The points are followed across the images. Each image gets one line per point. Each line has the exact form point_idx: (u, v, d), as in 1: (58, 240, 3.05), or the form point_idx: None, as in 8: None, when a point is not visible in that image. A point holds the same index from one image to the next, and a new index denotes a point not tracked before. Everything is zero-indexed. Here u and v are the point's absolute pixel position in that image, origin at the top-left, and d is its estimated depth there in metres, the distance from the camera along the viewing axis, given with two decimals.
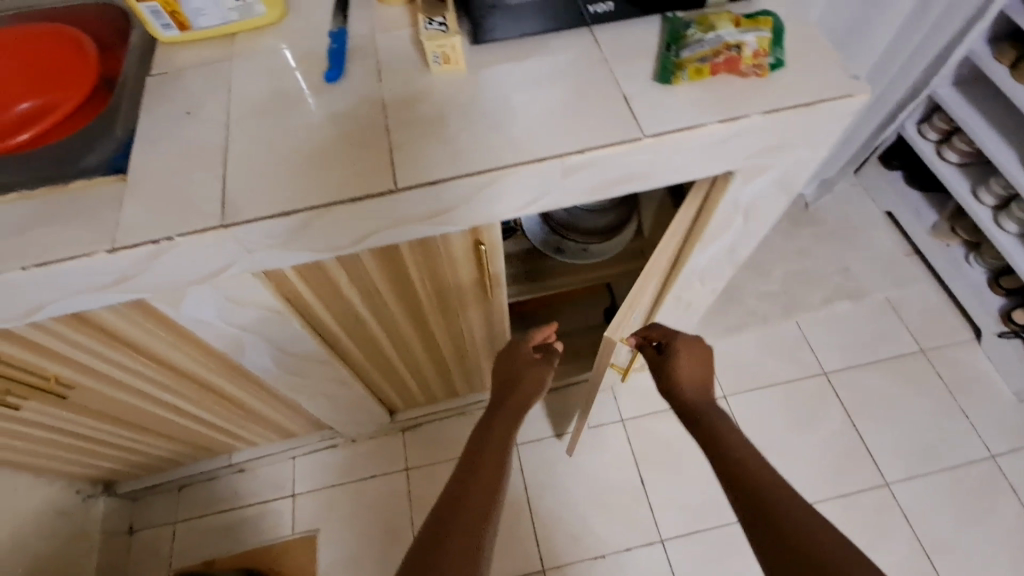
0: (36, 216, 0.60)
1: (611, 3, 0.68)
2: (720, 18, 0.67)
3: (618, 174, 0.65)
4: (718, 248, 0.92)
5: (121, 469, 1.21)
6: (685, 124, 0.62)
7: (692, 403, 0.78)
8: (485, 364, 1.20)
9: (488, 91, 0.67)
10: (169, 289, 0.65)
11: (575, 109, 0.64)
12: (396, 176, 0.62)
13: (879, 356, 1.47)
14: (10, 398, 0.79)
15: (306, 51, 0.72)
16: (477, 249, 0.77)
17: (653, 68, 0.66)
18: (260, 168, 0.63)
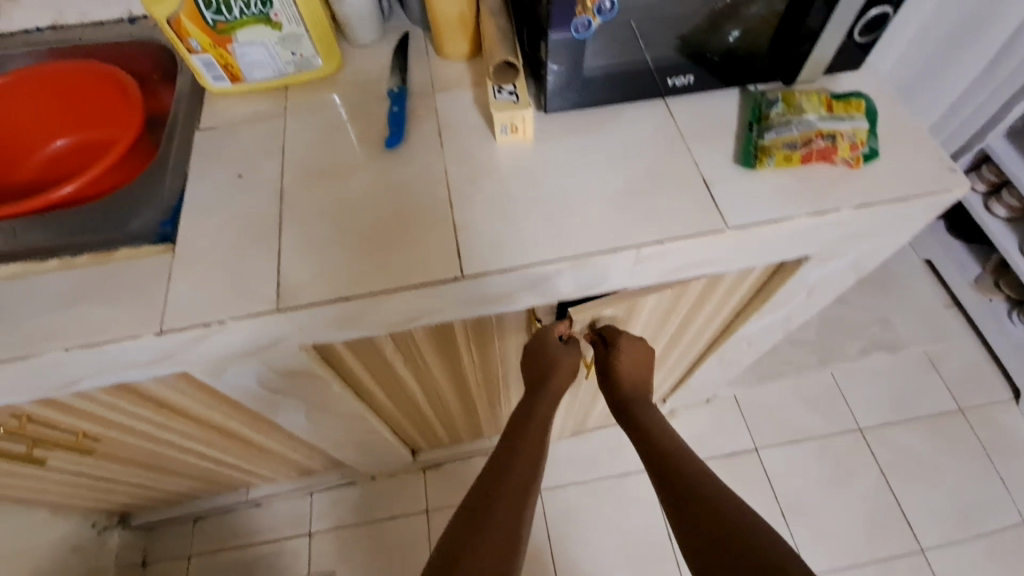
0: (79, 288, 0.57)
1: (691, 76, 0.64)
2: (809, 97, 0.63)
3: (694, 262, 0.62)
4: (775, 317, 0.87)
5: (137, 503, 1.18)
6: (772, 217, 0.59)
7: (628, 398, 0.68)
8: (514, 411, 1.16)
9: (558, 166, 0.63)
10: (213, 364, 0.62)
11: (652, 192, 0.60)
12: (462, 260, 0.58)
13: (916, 412, 1.42)
14: (36, 453, 0.76)
15: (363, 110, 0.69)
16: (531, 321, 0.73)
17: (734, 149, 0.63)
18: (316, 243, 0.59)
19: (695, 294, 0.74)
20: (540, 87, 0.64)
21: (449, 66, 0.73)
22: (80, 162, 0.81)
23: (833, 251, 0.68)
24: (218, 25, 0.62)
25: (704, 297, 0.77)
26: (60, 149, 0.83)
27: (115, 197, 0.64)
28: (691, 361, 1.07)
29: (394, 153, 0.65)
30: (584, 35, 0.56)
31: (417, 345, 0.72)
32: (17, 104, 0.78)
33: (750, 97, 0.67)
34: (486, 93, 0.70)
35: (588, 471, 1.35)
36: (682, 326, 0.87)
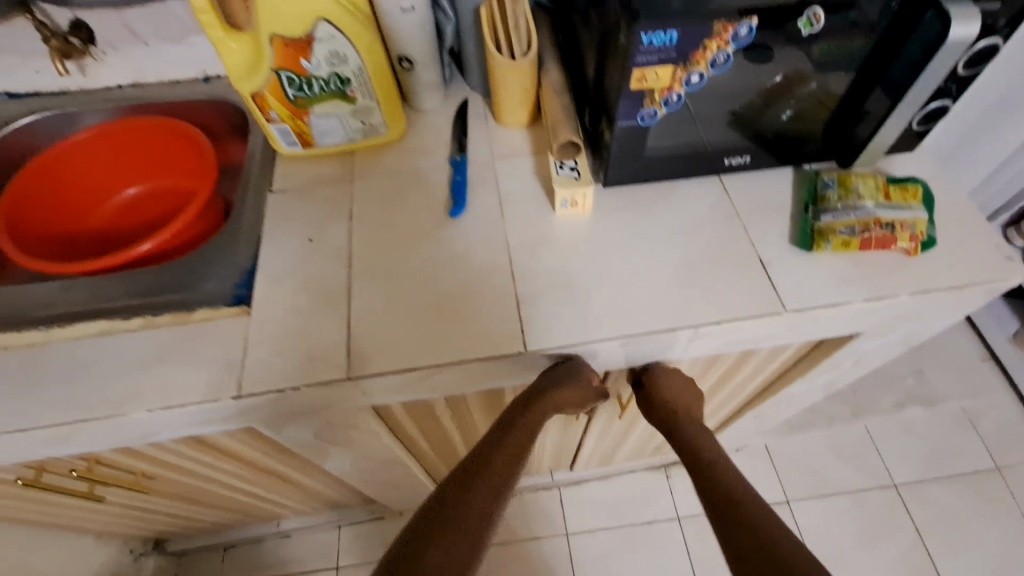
0: (161, 348, 0.60)
1: (748, 156, 0.66)
2: (865, 180, 0.64)
3: (749, 340, 0.63)
4: (819, 381, 0.87)
5: (174, 531, 1.21)
6: (829, 301, 0.60)
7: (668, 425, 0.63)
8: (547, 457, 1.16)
9: (616, 241, 0.65)
10: (279, 421, 0.64)
11: (710, 271, 0.62)
12: (525, 334, 0.60)
13: (952, 469, 1.39)
14: (97, 490, 0.79)
15: (426, 177, 0.72)
16: None
17: (790, 230, 0.64)
18: (384, 311, 0.61)
19: (737, 362, 0.75)
20: (600, 163, 0.67)
21: (508, 134, 0.76)
22: (153, 211, 0.86)
23: (885, 329, 0.68)
24: (298, 100, 0.65)
25: (744, 364, 0.77)
26: (133, 196, 0.87)
27: (192, 256, 0.68)
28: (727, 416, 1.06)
29: (457, 221, 0.68)
30: (649, 123, 0.58)
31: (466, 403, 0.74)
32: (99, 155, 0.82)
33: (804, 176, 0.68)
34: (545, 163, 0.73)
35: (616, 515, 1.34)
36: (718, 388, 0.86)
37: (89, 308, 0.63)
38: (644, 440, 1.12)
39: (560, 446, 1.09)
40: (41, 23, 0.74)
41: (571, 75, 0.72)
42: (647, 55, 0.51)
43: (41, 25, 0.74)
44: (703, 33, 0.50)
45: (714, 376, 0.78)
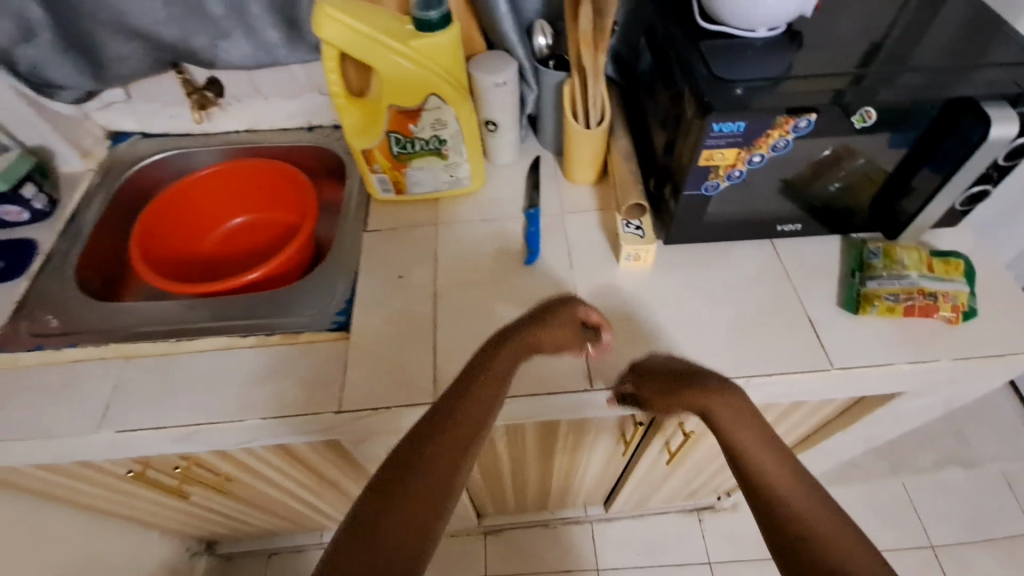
0: (272, 366, 0.69)
1: (799, 224, 0.73)
2: (909, 252, 0.70)
3: (797, 393, 0.68)
4: (860, 436, 0.90)
5: (227, 534, 1.28)
6: (875, 362, 0.65)
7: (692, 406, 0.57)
8: (585, 490, 1.20)
9: (676, 294, 0.72)
10: (364, 437, 0.72)
11: (761, 328, 0.68)
12: (591, 374, 0.66)
13: (994, 536, 1.36)
14: (186, 487, 0.87)
15: (503, 226, 0.81)
16: (633, 422, 0.81)
17: (837, 293, 0.70)
18: (466, 344, 0.69)
19: (780, 412, 0.80)
20: (662, 223, 0.75)
21: (576, 190, 0.85)
22: (255, 241, 0.97)
23: (926, 390, 0.72)
24: (401, 156, 0.76)
25: (788, 414, 0.81)
26: (239, 225, 0.99)
27: (297, 285, 0.77)
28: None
29: (531, 267, 0.76)
30: (711, 193, 0.66)
31: (525, 433, 0.81)
32: (217, 188, 0.94)
33: (851, 245, 0.75)
34: (609, 219, 0.81)
35: (646, 555, 1.36)
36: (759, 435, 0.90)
37: (210, 325, 0.73)
38: (679, 480, 1.15)
39: (599, 480, 1.13)
40: (186, 80, 0.88)
41: (637, 143, 0.82)
42: (717, 139, 0.60)
43: (185, 81, 0.88)
44: (767, 125, 0.59)
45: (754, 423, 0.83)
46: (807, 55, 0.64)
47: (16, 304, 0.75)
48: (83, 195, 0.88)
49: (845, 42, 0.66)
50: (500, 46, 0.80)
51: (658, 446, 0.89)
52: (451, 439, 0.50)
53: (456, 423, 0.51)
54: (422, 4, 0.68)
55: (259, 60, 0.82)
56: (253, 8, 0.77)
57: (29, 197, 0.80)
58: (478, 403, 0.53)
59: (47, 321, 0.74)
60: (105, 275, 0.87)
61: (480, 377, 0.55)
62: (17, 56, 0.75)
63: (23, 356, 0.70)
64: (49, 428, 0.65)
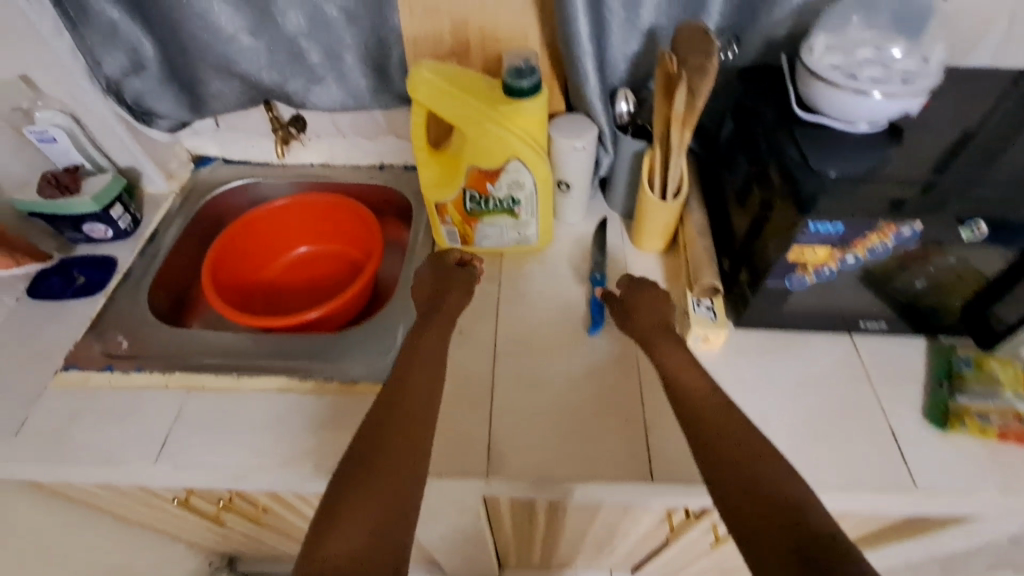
0: (327, 414, 0.68)
1: (884, 322, 0.70)
2: (1004, 365, 0.66)
3: (871, 507, 0.63)
4: (927, 548, 0.83)
5: (250, 554, 1.28)
6: (961, 487, 0.60)
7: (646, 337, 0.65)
8: (615, 557, 1.15)
9: (746, 383, 0.69)
10: None
11: (836, 432, 0.65)
12: (651, 462, 0.64)
13: None
14: (223, 515, 0.88)
15: (567, 289, 0.80)
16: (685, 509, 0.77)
17: (922, 402, 0.66)
18: (522, 414, 0.68)
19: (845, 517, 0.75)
20: (734, 306, 0.72)
21: (644, 257, 0.83)
22: (317, 272, 0.99)
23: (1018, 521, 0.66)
24: (472, 211, 0.77)
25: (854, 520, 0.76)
26: (302, 254, 1.00)
27: (357, 330, 0.78)
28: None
29: (594, 336, 0.74)
30: (795, 287, 0.64)
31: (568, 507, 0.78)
32: (287, 218, 0.96)
33: (938, 348, 0.70)
34: (677, 293, 0.79)
35: None
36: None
37: (270, 362, 0.74)
38: (716, 561, 1.09)
39: (632, 551, 1.08)
40: (274, 117, 0.90)
41: (712, 218, 0.80)
42: (809, 237, 0.58)
43: (273, 117, 0.90)
44: (868, 226, 0.56)
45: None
46: (910, 155, 0.62)
47: (91, 322, 0.78)
48: (162, 216, 0.91)
49: (951, 142, 0.63)
50: (581, 110, 0.80)
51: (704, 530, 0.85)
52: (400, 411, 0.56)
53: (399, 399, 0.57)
54: (515, 72, 0.69)
55: (345, 104, 0.85)
56: (347, 57, 0.79)
57: (116, 217, 0.84)
58: (419, 379, 0.59)
59: (118, 342, 0.76)
60: (173, 296, 0.89)
61: (412, 362, 0.62)
62: (124, 87, 0.81)
63: (93, 376, 0.72)
64: (107, 453, 0.66)
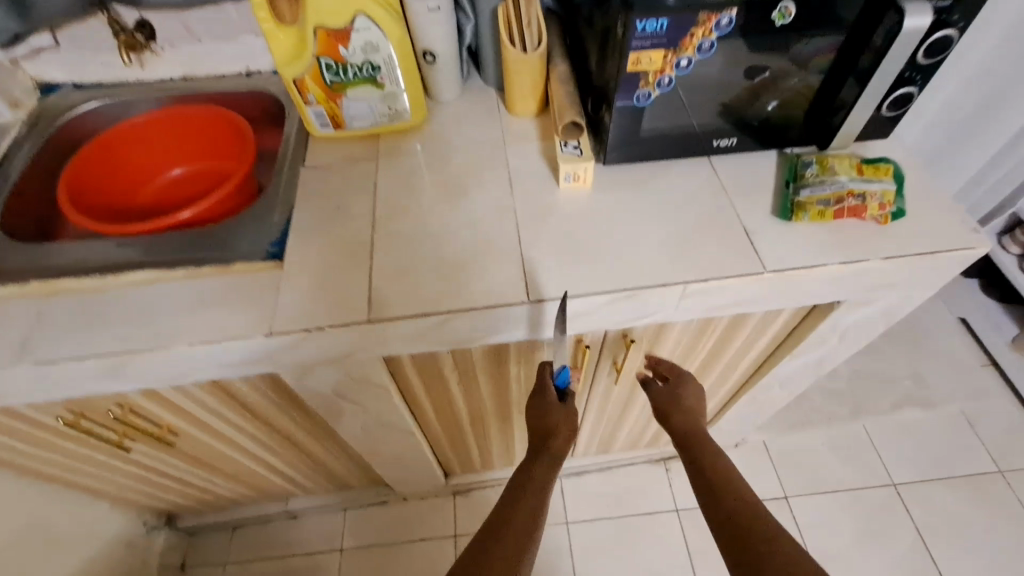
0: (205, 294, 0.67)
1: (735, 138, 0.74)
2: (840, 161, 0.71)
3: (734, 299, 0.69)
4: (809, 359, 0.92)
5: (186, 505, 1.26)
6: (808, 264, 0.66)
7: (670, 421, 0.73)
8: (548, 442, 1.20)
9: (618, 212, 0.72)
10: (301, 367, 0.70)
11: (699, 241, 0.69)
12: (527, 288, 0.67)
13: (952, 472, 1.40)
14: (127, 440, 0.85)
15: (443, 156, 0.81)
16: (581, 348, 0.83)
17: (773, 202, 0.71)
18: (404, 266, 0.69)
19: (725, 329, 0.82)
20: (600, 144, 0.75)
21: (519, 121, 0.84)
22: (195, 189, 0.94)
23: (866, 299, 0.73)
24: (335, 84, 0.76)
25: (738, 330, 0.83)
26: (177, 176, 0.96)
27: (232, 221, 0.75)
28: (719, 400, 1.11)
29: (472, 193, 0.76)
30: (645, 104, 0.67)
31: (473, 361, 0.81)
32: (153, 136, 0.92)
33: (787, 158, 0.76)
34: (551, 147, 0.81)
35: (618, 508, 1.37)
36: (710, 360, 0.92)
37: (139, 260, 0.71)
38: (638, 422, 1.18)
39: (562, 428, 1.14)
40: (114, 21, 0.85)
41: (576, 69, 0.82)
42: (642, 41, 0.60)
43: (114, 23, 0.85)
44: (690, 23, 0.59)
45: (701, 338, 0.84)
46: None
47: None
48: (9, 143, 0.85)
49: None
50: None
51: (608, 365, 0.91)
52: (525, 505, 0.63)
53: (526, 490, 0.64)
54: None
55: None
56: None
57: None
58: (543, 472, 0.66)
59: None
60: (36, 222, 0.84)
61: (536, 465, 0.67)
62: None
63: None
64: None
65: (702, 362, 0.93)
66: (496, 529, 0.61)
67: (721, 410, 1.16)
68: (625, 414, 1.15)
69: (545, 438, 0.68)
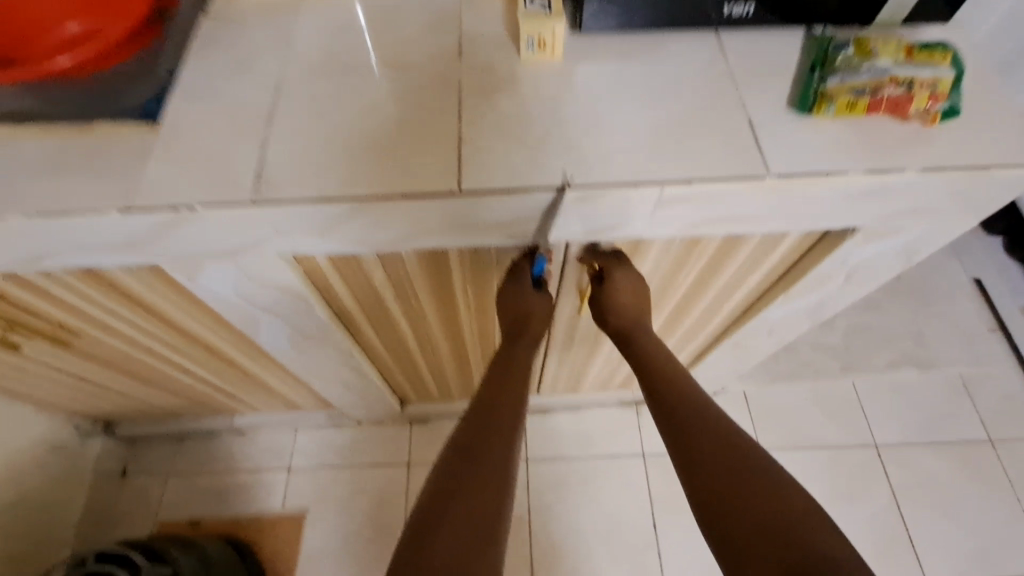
0: (56, 156, 0.53)
1: (751, 6, 0.57)
2: (886, 43, 0.54)
3: (723, 213, 0.55)
4: (806, 301, 0.79)
5: (123, 413, 1.18)
6: (822, 170, 0.51)
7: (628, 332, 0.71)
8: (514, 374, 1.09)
9: (590, 91, 0.57)
10: (185, 260, 0.57)
11: (687, 134, 0.54)
12: (461, 177, 0.52)
13: (939, 437, 1.32)
14: (13, 336, 0.74)
15: (381, 11, 0.64)
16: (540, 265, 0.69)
17: (789, 92, 0.55)
18: (309, 139, 0.54)
19: (715, 257, 0.69)
20: (577, 4, 0.58)
21: None
22: None
23: (887, 225, 0.59)
24: None
25: (728, 258, 0.69)
26: None
27: (107, 74, 0.60)
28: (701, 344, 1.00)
29: (410, 56, 0.60)
30: None
31: (408, 273, 0.68)
32: None
33: (817, 39, 0.59)
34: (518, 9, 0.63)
35: (583, 447, 1.30)
36: (693, 294, 0.79)
37: None
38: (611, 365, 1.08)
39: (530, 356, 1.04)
40: None
41: None
42: None
43: None
44: None
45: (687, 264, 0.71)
46: None
47: None
48: None
49: None
50: None
51: (572, 291, 0.79)
52: (499, 430, 0.60)
53: (496, 419, 0.61)
54: None
55: None
56: None
57: None
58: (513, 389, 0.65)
59: None
60: None
61: (502, 393, 0.64)
62: None
63: None
64: None
65: (683, 297, 0.80)
66: (474, 449, 0.58)
67: (700, 354, 1.05)
68: (593, 352, 1.04)
69: (522, 321, 0.69)
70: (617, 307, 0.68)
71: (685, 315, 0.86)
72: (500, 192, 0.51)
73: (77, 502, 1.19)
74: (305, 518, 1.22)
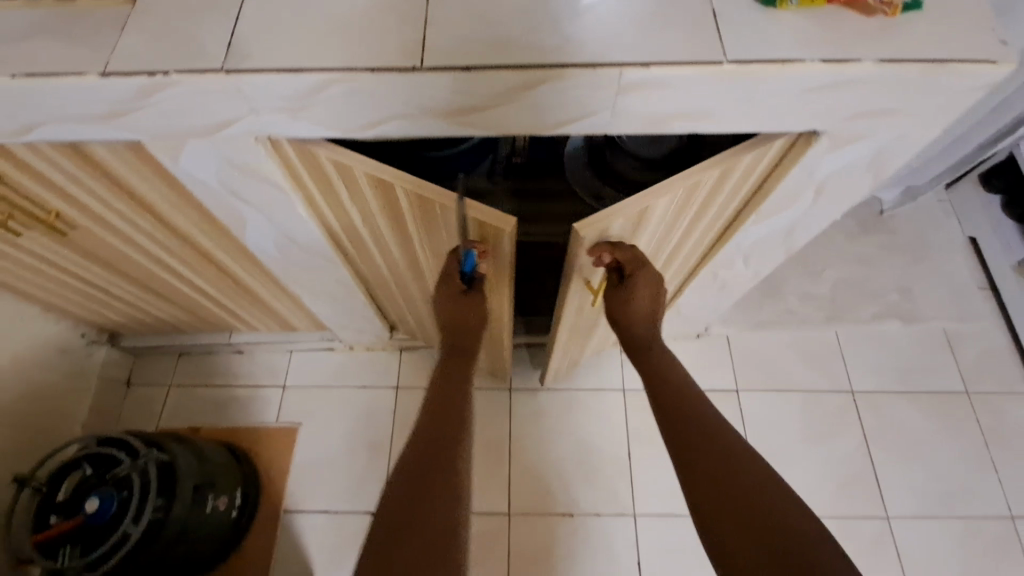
0: (40, 25, 0.55)
1: None
2: None
3: (684, 107, 0.56)
4: (779, 223, 0.80)
5: (125, 325, 1.23)
6: (781, 58, 0.52)
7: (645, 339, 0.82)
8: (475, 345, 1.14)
9: None
10: (165, 136, 0.60)
11: (651, 23, 0.54)
12: (425, 55, 0.54)
13: (916, 386, 1.34)
14: (12, 223, 0.78)
15: None
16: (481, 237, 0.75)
17: None
18: (281, 16, 0.55)
19: (704, 198, 0.73)
20: None
21: None
22: None
23: (850, 128, 0.60)
24: None
25: (719, 193, 0.72)
26: None
27: None
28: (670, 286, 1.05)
29: None
30: None
31: (368, 206, 0.74)
32: None
33: None
34: None
35: (566, 380, 1.33)
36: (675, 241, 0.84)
37: None
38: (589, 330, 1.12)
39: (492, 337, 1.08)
40: None
41: None
42: None
43: None
44: None
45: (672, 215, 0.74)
46: None
47: None
48: None
49: None
50: None
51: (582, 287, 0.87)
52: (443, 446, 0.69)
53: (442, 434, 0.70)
54: None
55: None
56: None
57: None
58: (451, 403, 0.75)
59: None
60: None
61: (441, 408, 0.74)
62: None
63: None
64: None
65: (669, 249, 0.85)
66: (430, 465, 0.66)
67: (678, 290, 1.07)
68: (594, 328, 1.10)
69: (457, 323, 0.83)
70: (634, 306, 0.81)
71: (668, 259, 0.89)
72: (462, 70, 0.53)
73: (83, 406, 1.24)
74: (298, 432, 1.28)
